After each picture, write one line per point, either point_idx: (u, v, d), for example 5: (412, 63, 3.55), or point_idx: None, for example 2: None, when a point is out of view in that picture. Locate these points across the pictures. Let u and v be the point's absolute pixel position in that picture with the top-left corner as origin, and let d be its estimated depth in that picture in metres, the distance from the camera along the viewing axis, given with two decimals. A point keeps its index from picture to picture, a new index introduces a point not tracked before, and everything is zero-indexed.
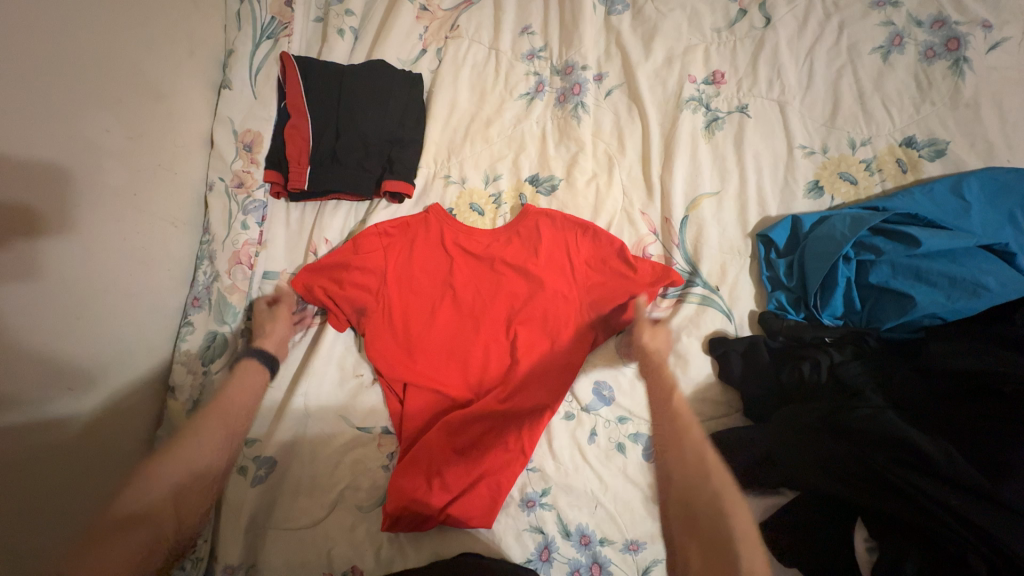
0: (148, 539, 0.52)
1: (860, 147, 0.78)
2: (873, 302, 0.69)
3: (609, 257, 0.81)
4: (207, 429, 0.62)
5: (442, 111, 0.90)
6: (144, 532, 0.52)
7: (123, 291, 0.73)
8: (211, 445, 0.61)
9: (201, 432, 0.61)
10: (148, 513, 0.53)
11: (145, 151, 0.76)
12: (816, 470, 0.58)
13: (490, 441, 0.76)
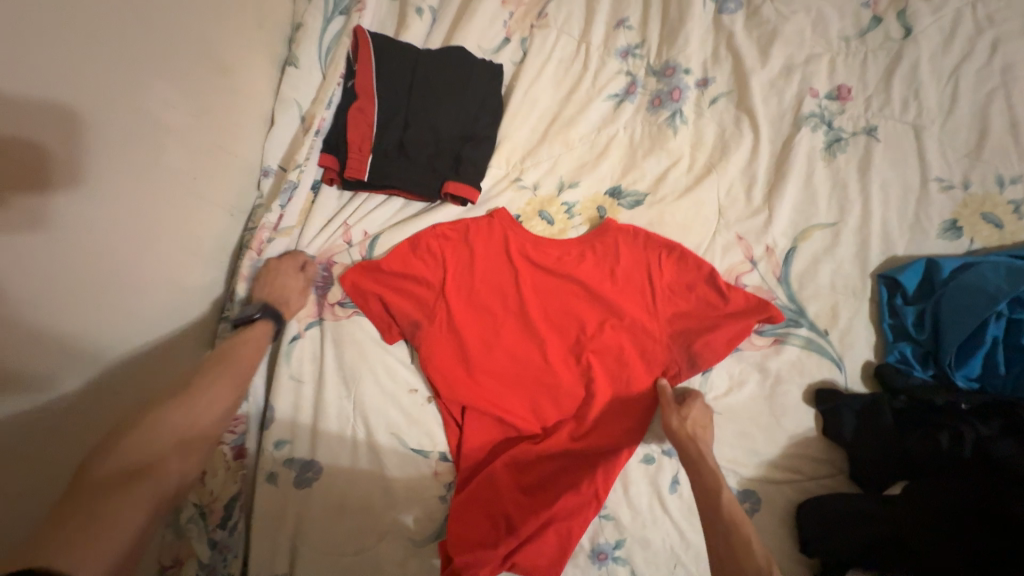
0: (151, 495, 0.48)
1: (1009, 185, 0.67)
2: (1023, 368, 0.60)
3: (696, 283, 0.72)
4: (208, 387, 0.60)
5: (522, 107, 0.81)
6: (147, 487, 0.48)
7: (171, 283, 0.66)
8: (210, 408, 0.58)
9: (209, 389, 0.59)
10: (146, 467, 0.50)
11: (207, 131, 0.69)
12: (964, 564, 0.50)
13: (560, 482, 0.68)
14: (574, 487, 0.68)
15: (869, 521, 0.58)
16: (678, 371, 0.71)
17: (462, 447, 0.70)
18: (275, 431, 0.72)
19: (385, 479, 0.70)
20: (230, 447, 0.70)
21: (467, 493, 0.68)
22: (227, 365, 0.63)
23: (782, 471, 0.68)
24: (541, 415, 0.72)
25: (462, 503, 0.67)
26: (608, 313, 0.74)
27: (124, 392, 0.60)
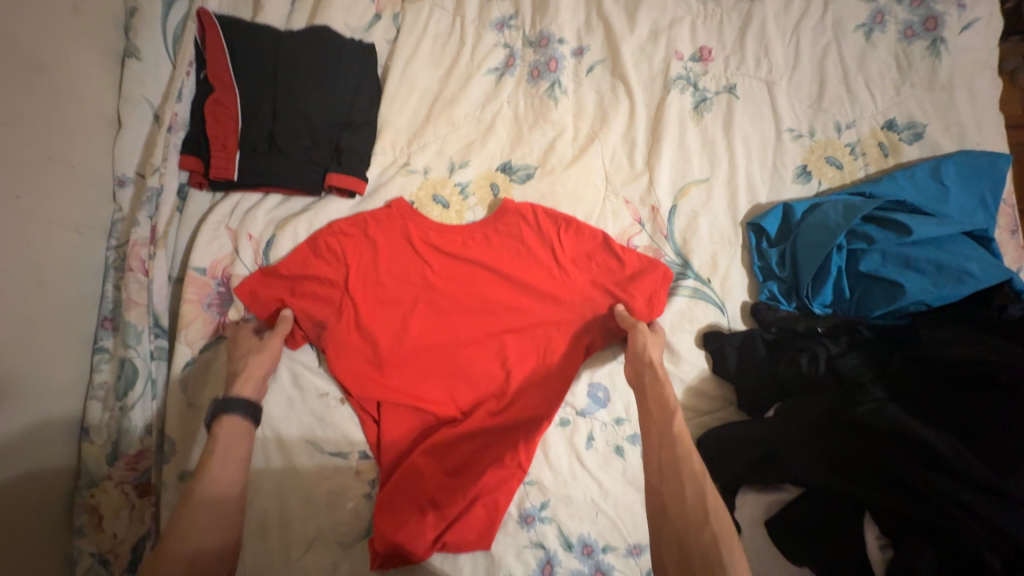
0: None
1: (845, 131, 0.76)
2: (863, 291, 0.69)
3: (594, 253, 0.76)
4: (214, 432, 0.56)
5: (401, 87, 0.78)
6: None
7: (18, 321, 0.58)
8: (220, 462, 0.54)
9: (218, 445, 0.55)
10: None
11: (26, 139, 0.59)
12: (823, 467, 0.57)
13: (488, 458, 0.70)
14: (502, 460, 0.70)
15: (751, 443, 0.65)
16: (589, 342, 0.74)
17: (386, 442, 0.70)
18: (171, 464, 0.64)
19: (305, 488, 0.68)
20: (132, 486, 0.65)
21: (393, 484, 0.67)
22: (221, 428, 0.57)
23: (684, 412, 0.74)
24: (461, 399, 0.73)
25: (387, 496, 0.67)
26: (519, 292, 0.75)
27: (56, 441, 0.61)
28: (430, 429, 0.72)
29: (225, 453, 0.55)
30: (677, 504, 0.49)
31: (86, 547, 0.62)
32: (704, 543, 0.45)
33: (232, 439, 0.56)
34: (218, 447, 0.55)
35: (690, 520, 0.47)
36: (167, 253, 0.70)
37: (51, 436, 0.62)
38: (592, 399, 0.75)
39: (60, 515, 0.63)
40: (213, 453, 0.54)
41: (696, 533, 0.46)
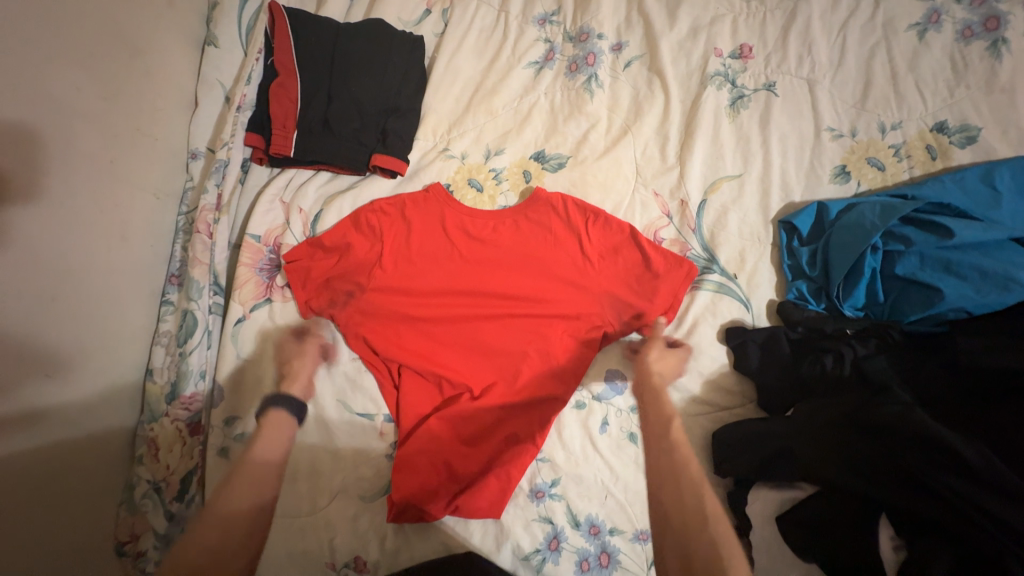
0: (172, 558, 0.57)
1: (889, 132, 0.74)
2: (898, 295, 0.67)
3: (621, 246, 0.77)
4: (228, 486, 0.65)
5: (446, 78, 0.83)
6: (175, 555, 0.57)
7: (101, 270, 0.66)
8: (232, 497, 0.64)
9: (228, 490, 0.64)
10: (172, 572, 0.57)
11: (121, 113, 0.68)
12: (840, 466, 0.56)
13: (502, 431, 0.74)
14: (516, 437, 0.73)
15: (767, 440, 0.65)
16: (608, 331, 0.76)
17: (406, 410, 0.74)
18: (222, 408, 0.72)
19: (333, 443, 0.73)
20: (185, 424, 0.71)
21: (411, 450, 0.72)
22: (264, 432, 0.70)
23: (701, 405, 0.74)
24: (479, 377, 0.75)
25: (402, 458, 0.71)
26: (544, 278, 0.76)
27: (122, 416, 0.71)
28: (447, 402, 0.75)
29: (264, 449, 0.69)
30: None
31: (143, 473, 0.70)
32: None
33: (274, 433, 0.70)
34: (261, 434, 0.70)
35: None
36: (230, 219, 0.77)
37: (121, 373, 0.70)
38: (609, 385, 0.76)
39: (125, 444, 0.71)
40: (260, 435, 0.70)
41: None
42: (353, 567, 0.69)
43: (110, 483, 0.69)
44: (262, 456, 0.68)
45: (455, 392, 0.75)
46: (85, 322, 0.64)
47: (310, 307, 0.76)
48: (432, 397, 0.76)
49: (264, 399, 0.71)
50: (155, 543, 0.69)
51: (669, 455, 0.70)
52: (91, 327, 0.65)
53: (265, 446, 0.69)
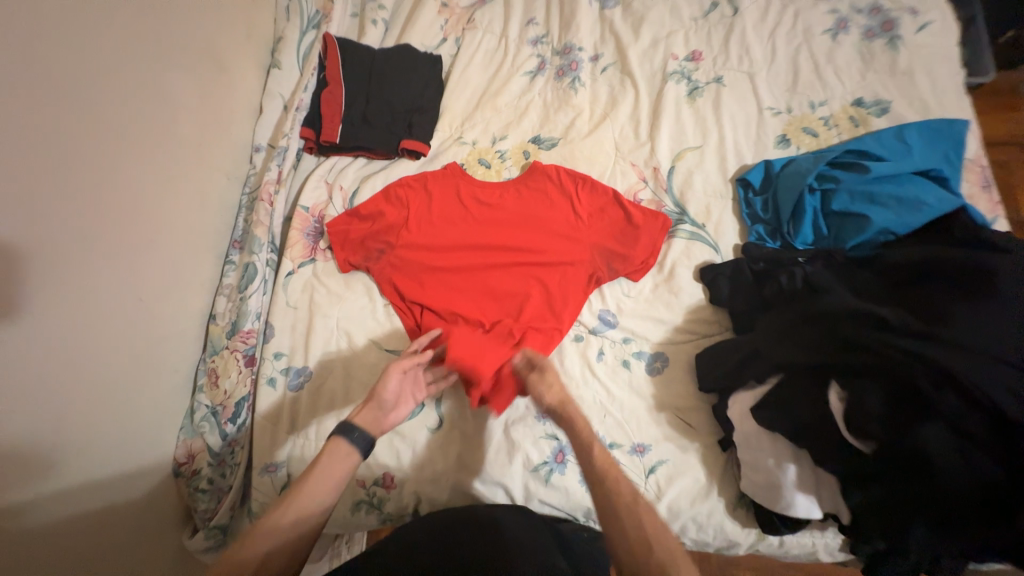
0: None
1: (818, 107, 0.92)
2: (838, 227, 0.81)
3: (606, 205, 0.92)
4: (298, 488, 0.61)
5: (459, 85, 1.03)
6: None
7: (183, 226, 0.83)
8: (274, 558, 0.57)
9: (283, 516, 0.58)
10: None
11: (209, 110, 0.88)
12: (793, 347, 0.66)
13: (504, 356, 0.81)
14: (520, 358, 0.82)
15: (737, 349, 0.75)
16: (599, 275, 0.89)
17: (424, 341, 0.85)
18: (272, 344, 0.86)
19: (364, 375, 0.84)
20: (242, 355, 0.83)
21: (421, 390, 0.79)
22: (325, 454, 0.65)
23: (684, 334, 0.86)
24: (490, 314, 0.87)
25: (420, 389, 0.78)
26: (543, 232, 0.92)
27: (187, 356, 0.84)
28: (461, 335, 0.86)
29: (322, 473, 0.63)
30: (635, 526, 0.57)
31: (203, 400, 0.83)
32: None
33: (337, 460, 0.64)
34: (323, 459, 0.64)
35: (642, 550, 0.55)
36: (286, 193, 0.95)
37: (190, 315, 0.84)
38: (602, 321, 0.88)
39: (188, 376, 0.84)
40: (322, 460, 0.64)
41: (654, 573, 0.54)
42: (380, 484, 0.80)
43: (175, 406, 0.81)
44: (319, 482, 0.62)
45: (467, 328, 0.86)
46: (168, 264, 0.79)
47: (349, 262, 0.91)
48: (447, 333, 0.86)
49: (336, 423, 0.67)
50: (209, 462, 0.80)
51: (663, 380, 0.83)
52: (171, 269, 0.80)
53: (326, 468, 0.63)
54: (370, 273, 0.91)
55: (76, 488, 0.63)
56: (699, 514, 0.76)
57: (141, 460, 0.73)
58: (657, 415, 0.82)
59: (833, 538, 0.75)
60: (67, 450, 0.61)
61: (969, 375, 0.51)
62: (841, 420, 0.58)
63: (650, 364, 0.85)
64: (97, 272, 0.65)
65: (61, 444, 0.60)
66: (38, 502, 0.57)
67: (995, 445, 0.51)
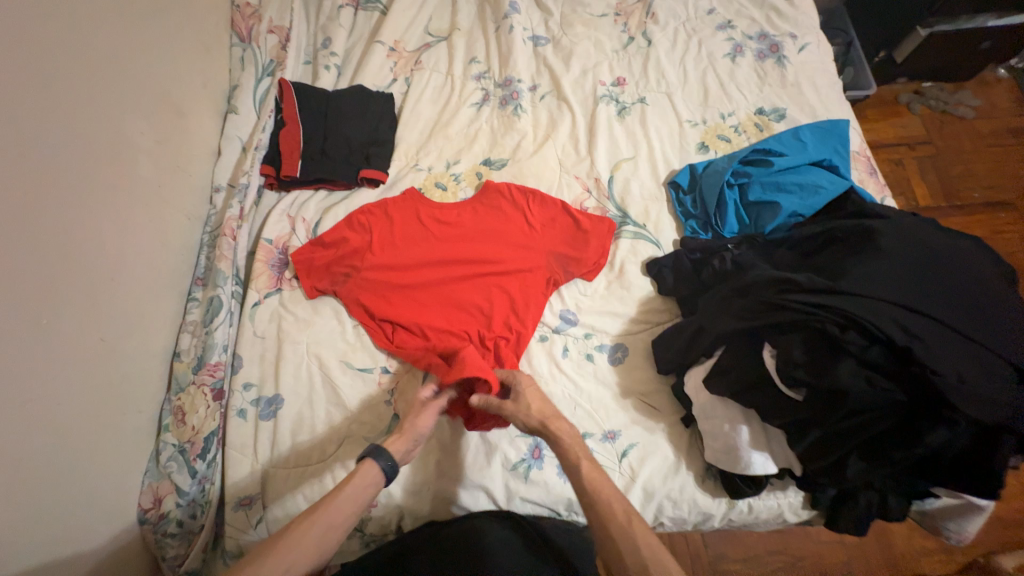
0: None
1: (728, 117, 1.06)
2: (757, 215, 0.92)
3: (557, 216, 1.00)
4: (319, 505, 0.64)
5: (412, 118, 1.11)
6: None
7: (145, 266, 0.83)
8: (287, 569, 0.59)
9: (303, 535, 0.61)
10: None
11: (168, 154, 0.91)
12: (728, 318, 0.74)
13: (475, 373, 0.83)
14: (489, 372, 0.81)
15: (686, 330, 0.83)
16: (556, 280, 0.95)
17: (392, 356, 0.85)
18: (241, 375, 0.86)
19: (337, 395, 0.86)
20: (209, 389, 0.82)
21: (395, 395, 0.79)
22: (354, 475, 0.68)
23: (639, 324, 0.93)
24: (457, 325, 0.91)
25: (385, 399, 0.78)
26: (501, 245, 0.97)
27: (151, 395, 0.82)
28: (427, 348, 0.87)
29: (351, 492, 0.66)
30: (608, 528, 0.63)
31: (170, 439, 0.80)
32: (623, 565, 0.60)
33: (361, 482, 0.68)
34: (350, 480, 0.68)
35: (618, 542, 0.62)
36: (249, 227, 0.97)
37: (153, 353, 0.83)
38: (564, 320, 0.93)
39: (153, 417, 0.82)
40: (349, 482, 0.67)
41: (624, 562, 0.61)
42: None
43: (139, 449, 0.78)
44: (345, 499, 0.65)
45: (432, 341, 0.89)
46: (129, 303, 0.79)
47: (316, 288, 0.94)
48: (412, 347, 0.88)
49: (367, 446, 0.71)
50: (178, 503, 0.76)
51: (625, 369, 0.89)
52: (133, 309, 0.80)
53: (355, 487, 0.67)
54: (338, 297, 0.94)
55: (34, 538, 0.60)
56: (673, 490, 0.80)
57: (106, 505, 0.71)
58: (623, 401, 0.87)
59: (795, 497, 0.80)
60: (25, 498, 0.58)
61: (865, 315, 0.61)
62: (775, 374, 0.66)
63: (612, 355, 0.91)
64: (58, 311, 0.65)
65: (17, 492, 0.58)
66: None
67: (895, 371, 0.60)
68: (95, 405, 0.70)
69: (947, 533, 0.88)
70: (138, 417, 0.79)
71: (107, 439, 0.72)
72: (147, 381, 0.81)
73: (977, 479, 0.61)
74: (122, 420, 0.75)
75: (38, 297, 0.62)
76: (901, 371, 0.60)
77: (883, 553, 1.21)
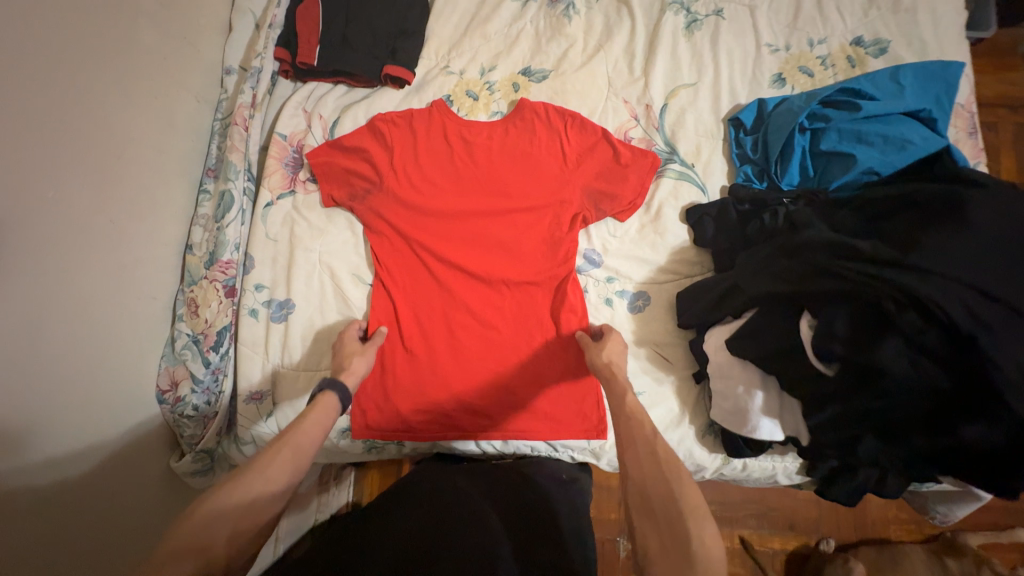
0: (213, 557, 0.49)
1: (817, 45, 0.90)
2: (824, 168, 0.81)
3: (596, 144, 0.88)
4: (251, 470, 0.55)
5: (445, 7, 0.97)
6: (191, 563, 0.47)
7: (151, 148, 0.78)
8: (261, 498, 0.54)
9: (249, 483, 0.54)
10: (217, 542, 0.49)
11: (170, 21, 0.81)
12: (768, 280, 0.68)
13: (501, 383, 0.83)
14: (550, 418, 0.83)
15: (717, 284, 0.77)
16: (585, 219, 0.87)
17: (415, 347, 0.83)
18: (253, 276, 0.85)
19: (349, 308, 0.86)
20: (221, 285, 0.81)
21: (419, 424, 0.82)
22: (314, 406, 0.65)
23: (666, 274, 0.87)
24: (483, 278, 0.85)
25: (410, 413, 0.82)
26: (528, 183, 0.87)
27: (162, 284, 0.81)
28: (452, 333, 0.84)
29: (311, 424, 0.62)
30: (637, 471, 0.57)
31: (184, 328, 0.81)
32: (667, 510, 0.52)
33: (323, 414, 0.64)
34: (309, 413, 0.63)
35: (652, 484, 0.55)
36: (261, 118, 0.90)
37: (165, 242, 0.81)
38: (587, 260, 0.88)
39: (166, 306, 0.82)
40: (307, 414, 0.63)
41: (657, 493, 0.54)
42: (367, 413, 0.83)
43: (154, 334, 0.80)
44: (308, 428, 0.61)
45: (470, 330, 0.84)
46: (138, 188, 0.76)
47: (332, 197, 0.88)
48: (448, 337, 0.84)
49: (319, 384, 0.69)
50: (193, 389, 0.79)
51: (645, 320, 0.86)
52: (142, 194, 0.76)
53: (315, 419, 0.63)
54: (352, 209, 0.88)
55: (64, 404, 0.63)
56: (670, 440, 0.81)
57: (124, 382, 0.74)
58: (636, 350, 0.84)
59: (791, 462, 0.80)
60: (43, 364, 0.60)
61: (934, 296, 0.53)
62: (808, 345, 0.62)
63: (633, 302, 0.86)
64: (58, 186, 0.62)
65: (38, 363, 0.60)
66: (27, 411, 0.58)
67: (947, 359, 0.54)
68: (106, 287, 0.70)
69: (932, 514, 0.90)
70: (151, 304, 0.79)
71: (121, 322, 0.73)
72: (160, 270, 0.81)
73: (999, 478, 0.58)
74: (136, 306, 0.76)
75: (35, 168, 0.59)
76: (955, 359, 0.54)
77: (855, 515, 1.26)
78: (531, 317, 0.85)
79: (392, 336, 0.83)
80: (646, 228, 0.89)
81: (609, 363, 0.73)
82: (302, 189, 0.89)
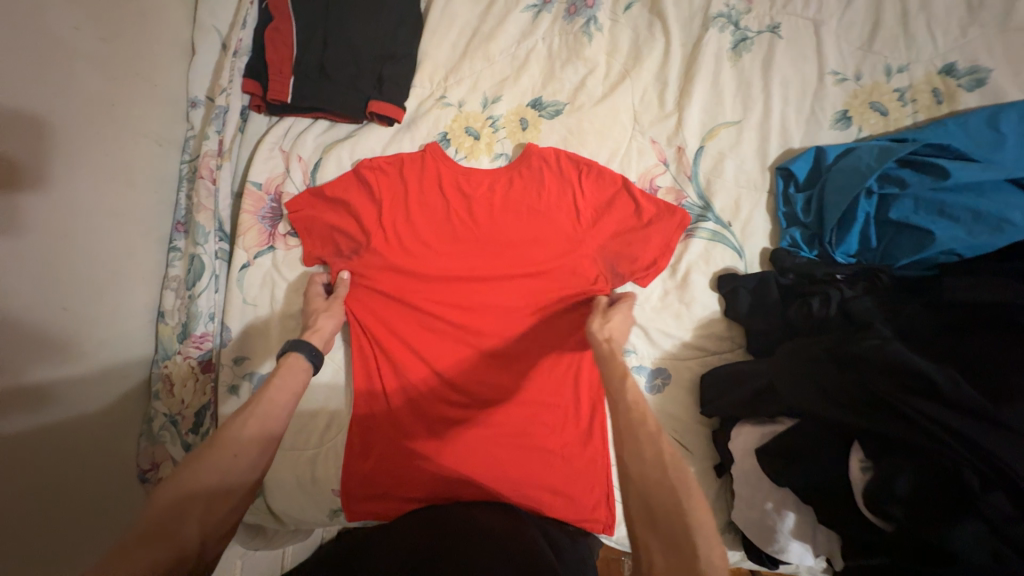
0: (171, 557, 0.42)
1: (895, 75, 0.73)
2: (890, 239, 0.67)
3: (614, 198, 0.76)
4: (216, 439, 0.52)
5: (440, 23, 0.82)
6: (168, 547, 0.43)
7: (111, 213, 0.69)
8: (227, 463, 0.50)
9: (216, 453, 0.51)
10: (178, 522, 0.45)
11: (120, 58, 0.69)
12: (816, 395, 0.58)
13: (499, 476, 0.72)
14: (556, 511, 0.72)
15: (752, 377, 0.67)
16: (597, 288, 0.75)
17: (403, 430, 0.75)
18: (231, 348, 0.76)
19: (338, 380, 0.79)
20: (196, 362, 0.76)
21: None
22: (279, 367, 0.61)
23: (690, 350, 0.77)
24: (482, 351, 0.77)
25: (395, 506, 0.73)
26: (537, 245, 0.76)
27: (135, 360, 0.75)
28: (448, 412, 0.76)
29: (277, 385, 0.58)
30: (635, 462, 0.47)
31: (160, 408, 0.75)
32: (675, 525, 0.43)
33: (292, 375, 0.60)
34: (275, 378, 0.59)
35: (647, 473, 0.46)
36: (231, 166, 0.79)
37: (135, 313, 0.74)
38: None
39: (142, 383, 0.76)
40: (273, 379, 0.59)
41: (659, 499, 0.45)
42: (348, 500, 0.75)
43: (129, 415, 0.74)
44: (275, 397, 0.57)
45: (466, 411, 0.76)
46: (97, 262, 0.67)
47: (316, 256, 0.78)
48: (444, 419, 0.75)
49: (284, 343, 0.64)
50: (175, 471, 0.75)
51: (666, 403, 0.76)
52: (102, 267, 0.68)
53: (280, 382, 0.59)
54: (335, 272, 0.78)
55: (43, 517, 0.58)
56: None
57: (105, 472, 0.69)
58: None
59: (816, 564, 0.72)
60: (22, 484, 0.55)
61: None
62: (860, 493, 0.53)
63: (651, 380, 0.77)
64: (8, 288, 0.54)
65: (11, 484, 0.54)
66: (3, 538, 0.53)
67: None
68: (72, 382, 0.63)
69: None
70: (126, 383, 0.73)
71: (94, 411, 0.67)
72: (131, 345, 0.74)
73: None
74: (109, 391, 0.70)
75: None
76: None
77: None
78: (535, 396, 0.76)
79: (386, 416, 0.76)
80: (670, 296, 0.77)
81: (608, 339, 0.64)
82: (280, 245, 0.80)
